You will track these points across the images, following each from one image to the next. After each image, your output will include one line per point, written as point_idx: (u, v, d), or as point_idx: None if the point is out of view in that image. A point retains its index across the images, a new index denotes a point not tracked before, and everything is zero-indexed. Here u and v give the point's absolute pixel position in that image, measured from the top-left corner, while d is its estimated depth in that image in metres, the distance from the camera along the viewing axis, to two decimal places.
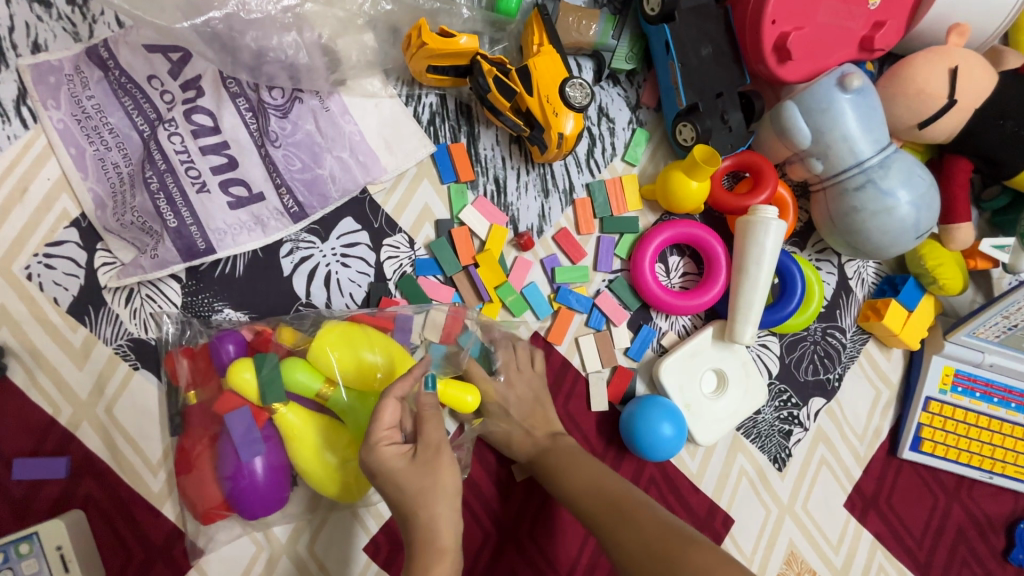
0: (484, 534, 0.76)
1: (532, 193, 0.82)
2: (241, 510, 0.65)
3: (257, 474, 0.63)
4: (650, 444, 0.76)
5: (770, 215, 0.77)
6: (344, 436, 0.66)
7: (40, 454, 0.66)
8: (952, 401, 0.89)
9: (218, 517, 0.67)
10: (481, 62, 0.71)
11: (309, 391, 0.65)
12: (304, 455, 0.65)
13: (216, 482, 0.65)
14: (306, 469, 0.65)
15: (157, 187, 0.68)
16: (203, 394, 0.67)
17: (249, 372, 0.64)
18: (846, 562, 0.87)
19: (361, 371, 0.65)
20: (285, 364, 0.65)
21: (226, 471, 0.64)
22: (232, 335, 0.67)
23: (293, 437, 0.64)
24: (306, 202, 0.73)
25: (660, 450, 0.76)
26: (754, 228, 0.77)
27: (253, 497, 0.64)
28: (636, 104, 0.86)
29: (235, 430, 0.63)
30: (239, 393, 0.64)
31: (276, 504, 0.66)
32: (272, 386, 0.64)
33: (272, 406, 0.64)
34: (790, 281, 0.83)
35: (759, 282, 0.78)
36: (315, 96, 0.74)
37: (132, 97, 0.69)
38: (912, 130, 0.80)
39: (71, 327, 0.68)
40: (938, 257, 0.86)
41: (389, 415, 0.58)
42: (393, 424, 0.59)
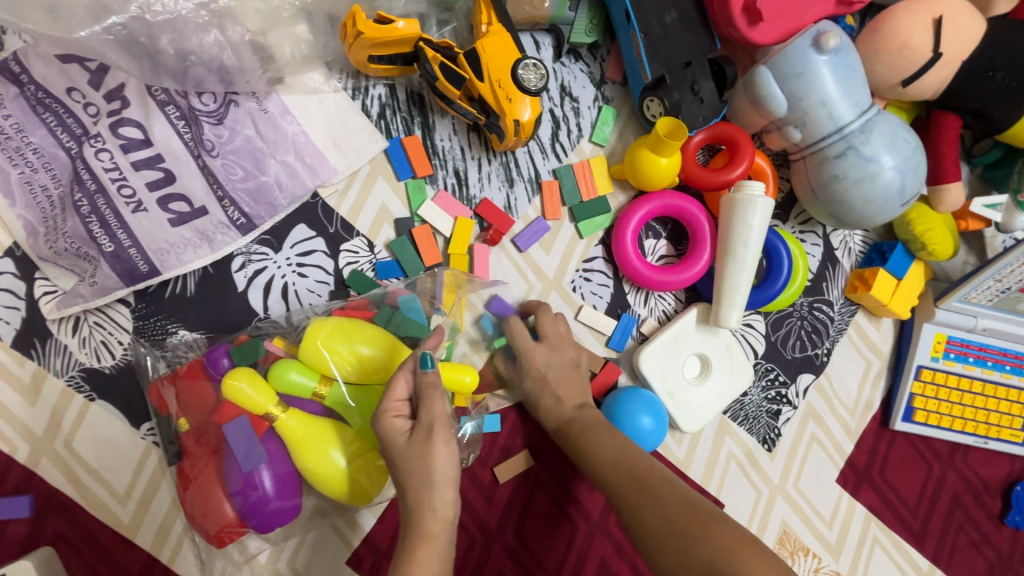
0: (470, 538, 0.75)
1: (496, 183, 0.77)
2: (255, 525, 0.63)
3: (264, 486, 0.62)
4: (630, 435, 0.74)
5: (756, 191, 0.72)
6: (349, 432, 0.65)
7: (1, 494, 0.64)
8: (945, 368, 0.86)
9: (232, 536, 0.65)
10: (425, 48, 0.66)
11: (304, 390, 0.64)
12: (309, 464, 0.63)
13: (226, 501, 0.63)
14: (314, 475, 0.64)
15: (88, 210, 0.63)
16: (194, 418, 0.64)
17: (244, 382, 0.62)
18: (840, 537, 0.86)
19: (361, 366, 0.65)
20: (279, 366, 0.64)
21: (235, 487, 0.62)
22: (224, 348, 0.66)
23: (296, 443, 0.63)
24: (253, 212, 0.69)
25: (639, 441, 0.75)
26: (739, 207, 0.73)
27: (265, 509, 0.62)
28: (601, 79, 0.80)
29: (235, 442, 0.62)
30: (236, 402, 0.62)
31: (289, 514, 0.64)
32: (271, 389, 0.63)
33: (270, 413, 0.63)
34: (773, 252, 0.79)
35: (745, 263, 0.74)
36: (251, 98, 0.69)
37: (53, 112, 0.64)
38: (895, 88, 0.75)
39: (19, 362, 0.65)
40: (928, 221, 0.81)
41: (401, 388, 0.60)
42: (403, 398, 0.60)
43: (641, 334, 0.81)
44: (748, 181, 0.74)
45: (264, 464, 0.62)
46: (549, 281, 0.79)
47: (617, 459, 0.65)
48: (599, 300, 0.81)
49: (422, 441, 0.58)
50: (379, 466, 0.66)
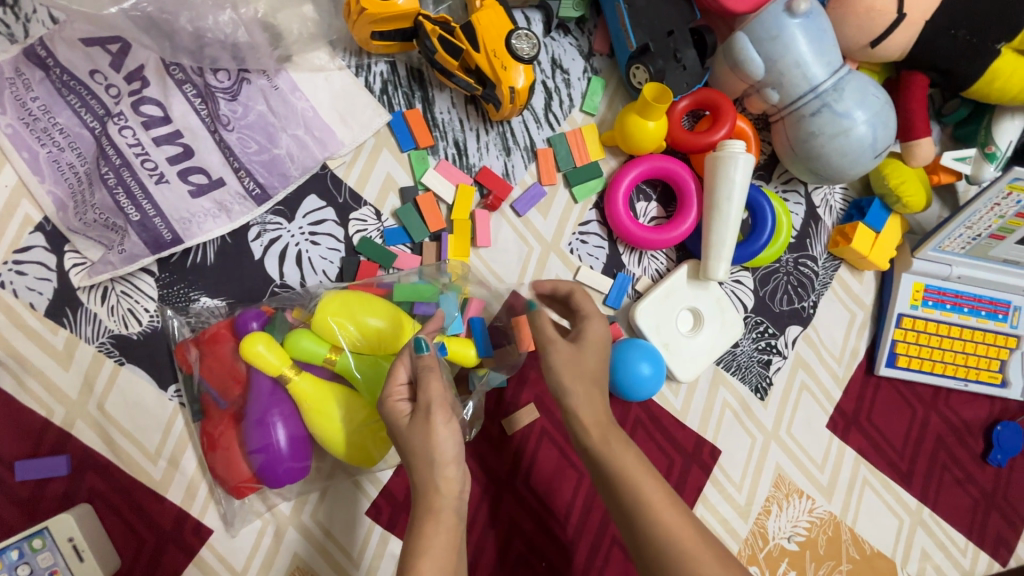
0: (481, 489, 0.79)
1: (493, 152, 0.82)
2: (268, 481, 0.68)
3: (278, 443, 0.66)
4: (629, 384, 0.78)
5: (738, 149, 0.78)
6: (360, 401, 0.69)
7: (39, 455, 0.68)
8: (924, 315, 0.91)
9: (249, 490, 0.70)
10: (424, 23, 0.71)
11: (316, 356, 0.69)
12: (319, 424, 0.67)
13: (244, 458, 0.68)
14: (323, 438, 0.68)
15: (115, 182, 0.68)
16: (212, 379, 0.69)
17: (262, 346, 0.66)
18: (832, 479, 0.90)
19: (367, 335, 0.69)
20: (292, 335, 0.69)
21: (254, 444, 0.66)
22: (255, 313, 0.70)
23: (308, 405, 0.67)
24: (267, 183, 0.73)
25: (638, 388, 0.79)
26: (723, 163, 0.78)
27: (278, 469, 0.67)
28: (589, 52, 0.85)
29: (254, 405, 0.67)
30: (257, 366, 0.66)
31: (300, 474, 0.69)
32: (287, 354, 0.68)
33: (285, 375, 0.67)
34: (759, 210, 0.84)
35: (730, 218, 0.79)
36: (262, 76, 0.73)
37: (78, 94, 0.68)
38: (864, 49, 0.80)
39: (52, 330, 0.69)
40: (901, 175, 0.86)
41: (401, 371, 0.63)
42: (403, 382, 0.63)
43: (637, 293, 0.86)
44: (731, 141, 0.79)
45: (279, 422, 0.67)
46: (547, 244, 0.84)
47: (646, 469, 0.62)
48: (596, 262, 0.85)
49: (423, 421, 0.59)
50: (381, 435, 0.70)
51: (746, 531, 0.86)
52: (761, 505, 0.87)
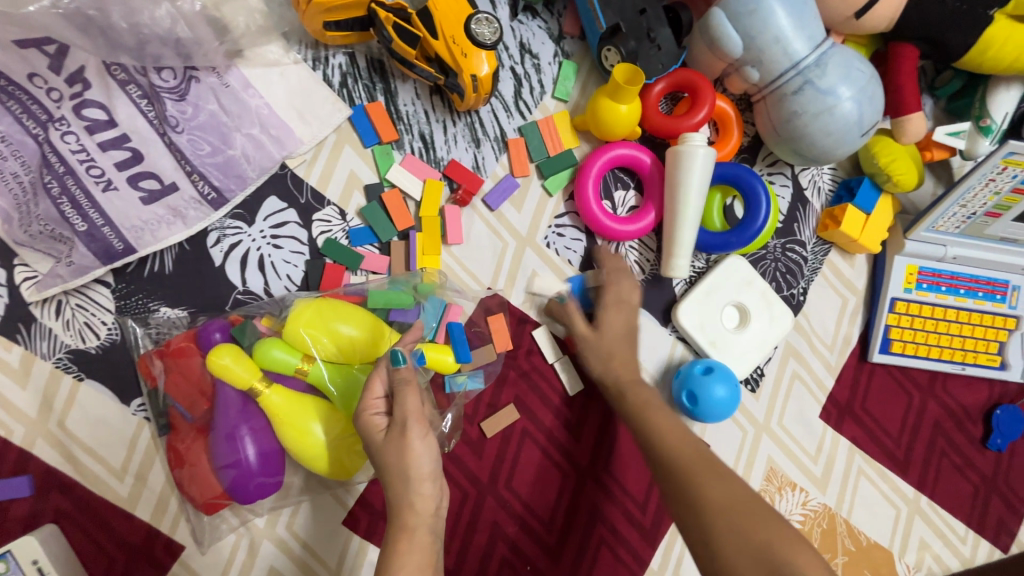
0: (461, 495, 0.77)
1: (462, 144, 0.78)
2: (239, 497, 0.65)
3: (248, 459, 0.64)
4: (702, 403, 0.77)
5: (697, 142, 0.75)
6: (333, 413, 0.66)
7: (0, 476, 0.66)
8: (918, 298, 0.87)
9: (220, 505, 0.68)
10: (378, 11, 0.67)
11: (287, 367, 0.66)
12: (290, 437, 0.65)
13: (214, 473, 0.65)
14: (295, 452, 0.65)
15: (59, 192, 0.65)
16: (178, 394, 0.66)
17: (228, 358, 0.63)
18: (826, 470, 0.88)
19: (340, 346, 0.67)
20: (262, 345, 0.66)
21: (223, 460, 0.64)
22: (219, 323, 0.67)
23: (280, 419, 0.65)
24: (223, 186, 0.70)
25: (710, 410, 0.77)
26: (681, 158, 0.75)
27: (249, 485, 0.65)
28: (560, 35, 0.81)
29: (222, 418, 0.65)
30: (228, 380, 0.64)
31: (273, 489, 0.66)
32: (256, 365, 0.65)
33: (254, 388, 0.64)
34: (752, 196, 0.80)
35: (689, 212, 0.77)
36: (211, 73, 0.70)
37: (18, 100, 0.64)
38: (849, 21, 0.76)
39: (6, 347, 0.67)
40: (891, 152, 0.82)
41: (378, 385, 0.60)
42: (380, 395, 0.60)
43: None
44: (695, 132, 0.76)
45: (248, 437, 0.64)
46: (523, 238, 0.80)
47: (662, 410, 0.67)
48: (574, 255, 0.82)
49: (398, 437, 0.57)
50: (358, 448, 0.67)
51: None
52: None
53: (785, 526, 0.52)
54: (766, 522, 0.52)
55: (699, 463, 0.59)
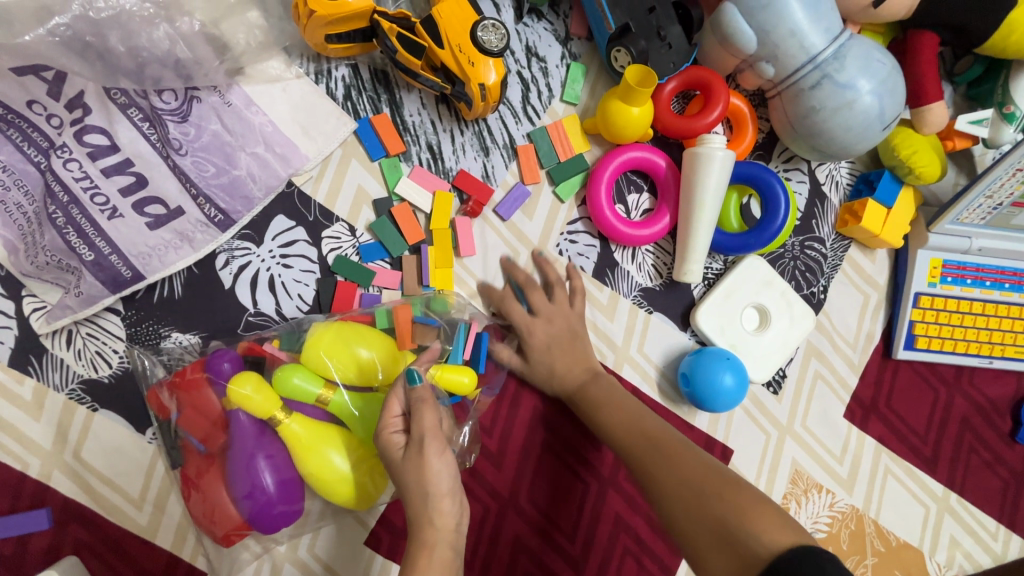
0: (483, 512, 0.76)
1: (470, 153, 0.77)
2: (260, 527, 0.64)
3: (266, 487, 0.62)
4: (708, 394, 0.75)
5: (716, 144, 0.73)
6: (355, 439, 0.65)
7: (18, 510, 0.66)
8: (943, 292, 0.85)
9: (239, 536, 0.65)
10: (380, 21, 0.65)
11: (308, 396, 0.63)
12: (310, 464, 0.63)
13: (233, 504, 0.63)
14: (316, 480, 0.64)
15: (64, 221, 0.63)
16: (193, 428, 0.64)
17: (249, 387, 0.62)
18: (852, 471, 0.86)
19: (361, 370, 0.65)
20: (281, 372, 0.64)
21: (241, 490, 0.62)
22: (229, 353, 0.65)
23: (300, 448, 0.63)
24: (229, 207, 0.68)
25: (719, 400, 0.75)
26: (699, 160, 0.73)
27: (273, 512, 0.63)
28: (566, 36, 0.79)
29: (236, 449, 0.62)
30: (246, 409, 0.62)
31: (293, 516, 0.65)
32: (276, 395, 0.63)
33: (275, 417, 0.63)
34: (772, 198, 0.78)
35: (705, 218, 0.75)
36: (213, 92, 0.68)
37: (17, 128, 0.63)
38: (866, 10, 0.73)
39: (18, 380, 0.66)
40: (912, 144, 0.80)
41: (397, 404, 0.59)
42: (399, 413, 0.59)
43: (639, 294, 0.81)
44: (712, 133, 0.75)
45: (264, 466, 0.62)
46: (536, 247, 0.79)
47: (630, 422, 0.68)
48: (588, 262, 0.80)
49: (416, 456, 0.56)
50: (380, 471, 0.66)
51: None
52: (779, 503, 0.83)
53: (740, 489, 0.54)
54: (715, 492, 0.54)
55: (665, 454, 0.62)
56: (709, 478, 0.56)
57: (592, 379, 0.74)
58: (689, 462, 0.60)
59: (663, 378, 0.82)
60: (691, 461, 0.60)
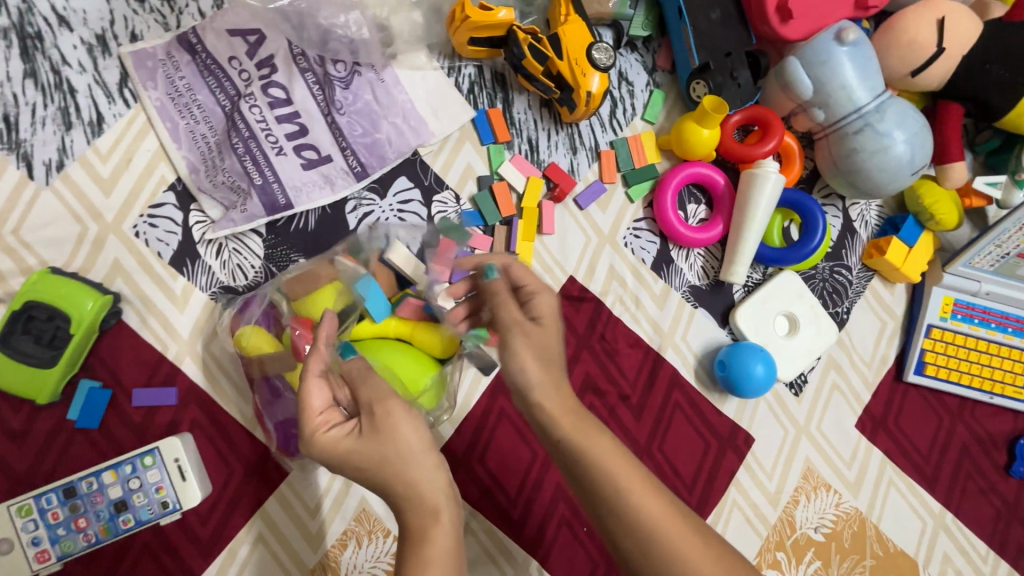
0: (530, 457, 0.86)
1: (561, 150, 0.91)
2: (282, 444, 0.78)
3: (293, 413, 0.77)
4: (743, 380, 0.87)
5: (771, 169, 0.87)
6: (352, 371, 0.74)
7: (153, 385, 0.78)
8: (953, 327, 0.97)
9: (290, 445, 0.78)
10: (516, 32, 0.81)
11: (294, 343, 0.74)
12: None
13: (278, 416, 0.77)
14: None
15: (243, 151, 0.79)
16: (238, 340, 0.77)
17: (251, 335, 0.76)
18: (859, 476, 0.95)
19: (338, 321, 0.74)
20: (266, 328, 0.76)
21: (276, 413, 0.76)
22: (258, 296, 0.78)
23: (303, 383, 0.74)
24: (367, 162, 0.83)
25: (752, 386, 0.87)
26: (755, 181, 0.87)
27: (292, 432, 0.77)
28: (653, 67, 0.95)
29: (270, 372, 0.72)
30: (255, 349, 0.75)
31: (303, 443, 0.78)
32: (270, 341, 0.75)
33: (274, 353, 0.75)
34: (811, 221, 0.91)
35: (753, 229, 0.88)
36: (371, 70, 0.84)
37: (215, 76, 0.80)
38: (905, 78, 0.88)
39: (173, 277, 0.79)
40: (935, 195, 0.93)
41: (316, 398, 0.58)
42: (320, 408, 0.57)
43: (687, 289, 0.94)
44: (767, 160, 0.89)
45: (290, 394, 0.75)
46: (604, 236, 0.92)
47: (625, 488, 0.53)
48: (647, 255, 0.93)
49: (379, 426, 0.55)
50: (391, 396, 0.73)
51: (775, 517, 0.92)
52: (790, 494, 0.93)
53: None
54: None
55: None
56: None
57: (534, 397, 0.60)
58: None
59: (700, 365, 0.93)
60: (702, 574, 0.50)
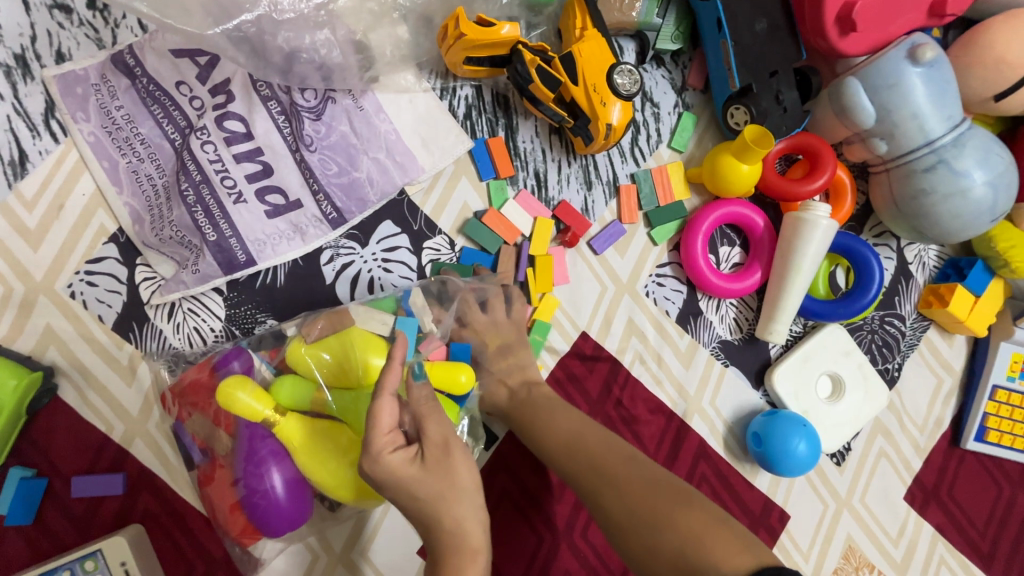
0: (536, 542, 0.75)
1: (574, 185, 0.78)
2: (269, 530, 0.62)
3: (275, 490, 0.61)
4: (780, 458, 0.75)
5: (820, 213, 0.74)
6: (344, 436, 0.63)
7: (96, 471, 0.66)
8: (1021, 388, 0.85)
9: (252, 540, 0.64)
10: (522, 51, 0.67)
11: (255, 413, 0.61)
12: (315, 468, 0.61)
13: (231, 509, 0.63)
14: (321, 482, 0.62)
15: (194, 199, 0.66)
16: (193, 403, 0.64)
17: (240, 391, 0.61)
18: (906, 555, 0.84)
19: (340, 371, 0.63)
20: (229, 384, 0.61)
21: (246, 491, 0.61)
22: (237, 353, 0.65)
23: (298, 446, 0.62)
24: (344, 207, 0.70)
25: (791, 464, 0.75)
26: (803, 226, 0.74)
27: (275, 516, 0.61)
28: (682, 85, 0.81)
29: (242, 450, 0.62)
30: (245, 416, 0.61)
31: (304, 513, 0.63)
32: (269, 397, 0.62)
33: (268, 419, 0.62)
34: (865, 270, 0.78)
35: (799, 281, 0.75)
36: (347, 95, 0.71)
37: (162, 105, 0.67)
38: (986, 103, 0.73)
39: (118, 344, 0.67)
40: (1012, 238, 0.79)
41: (387, 417, 0.53)
42: (390, 428, 0.54)
43: (717, 345, 0.82)
44: (817, 201, 0.75)
45: (272, 466, 0.61)
46: (623, 284, 0.79)
47: (572, 446, 0.65)
48: (672, 306, 0.81)
49: (444, 457, 0.54)
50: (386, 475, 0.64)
51: None
52: None
53: (690, 512, 0.53)
54: (665, 519, 0.53)
55: (588, 470, 0.62)
56: (658, 495, 0.56)
57: (526, 397, 0.71)
58: (627, 482, 0.59)
59: (730, 433, 0.81)
60: (640, 480, 0.58)
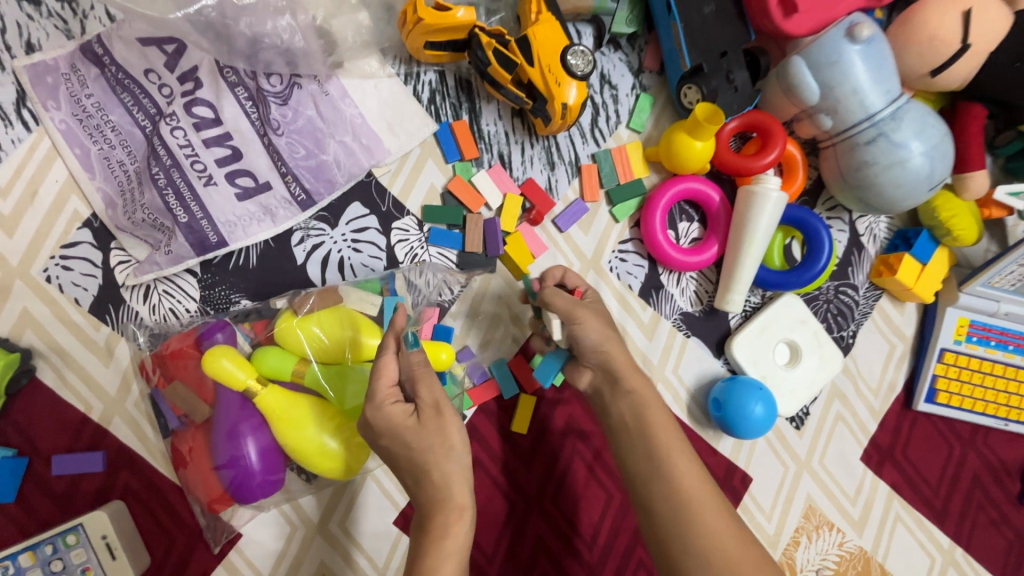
0: (508, 509, 0.78)
1: (537, 166, 0.81)
2: (241, 497, 0.65)
3: (249, 458, 0.64)
4: (739, 421, 0.78)
5: (771, 185, 0.78)
6: (328, 409, 0.67)
7: (76, 450, 0.68)
8: (968, 351, 0.89)
9: (224, 506, 0.68)
10: (480, 35, 0.70)
11: (235, 380, 0.64)
12: (290, 435, 0.65)
13: (213, 474, 0.66)
14: (293, 449, 0.65)
15: (165, 183, 0.68)
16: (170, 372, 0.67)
17: (224, 359, 0.64)
18: (863, 513, 0.88)
19: (332, 346, 0.68)
20: (213, 353, 0.64)
21: (223, 459, 0.64)
22: (220, 325, 0.68)
23: (275, 416, 0.65)
24: (313, 188, 0.73)
25: (749, 427, 0.79)
26: (754, 199, 0.78)
27: (252, 482, 0.64)
28: (639, 68, 0.84)
29: (222, 419, 0.65)
30: (222, 380, 0.64)
31: (275, 487, 0.66)
32: (251, 367, 0.66)
33: (250, 388, 0.65)
34: (816, 241, 0.82)
35: (753, 252, 0.79)
36: (313, 81, 0.73)
37: (131, 92, 0.69)
38: (923, 78, 0.78)
39: (94, 326, 0.69)
40: (952, 208, 0.84)
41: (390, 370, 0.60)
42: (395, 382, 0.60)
43: (679, 317, 0.85)
44: (768, 175, 0.79)
45: (248, 437, 0.64)
46: (587, 261, 0.83)
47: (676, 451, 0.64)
48: (634, 281, 0.84)
49: (433, 417, 0.58)
50: (358, 443, 0.67)
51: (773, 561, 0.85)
52: (790, 535, 0.86)
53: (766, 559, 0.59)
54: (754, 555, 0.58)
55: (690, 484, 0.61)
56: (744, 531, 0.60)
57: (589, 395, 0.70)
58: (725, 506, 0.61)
59: (693, 400, 0.85)
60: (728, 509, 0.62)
